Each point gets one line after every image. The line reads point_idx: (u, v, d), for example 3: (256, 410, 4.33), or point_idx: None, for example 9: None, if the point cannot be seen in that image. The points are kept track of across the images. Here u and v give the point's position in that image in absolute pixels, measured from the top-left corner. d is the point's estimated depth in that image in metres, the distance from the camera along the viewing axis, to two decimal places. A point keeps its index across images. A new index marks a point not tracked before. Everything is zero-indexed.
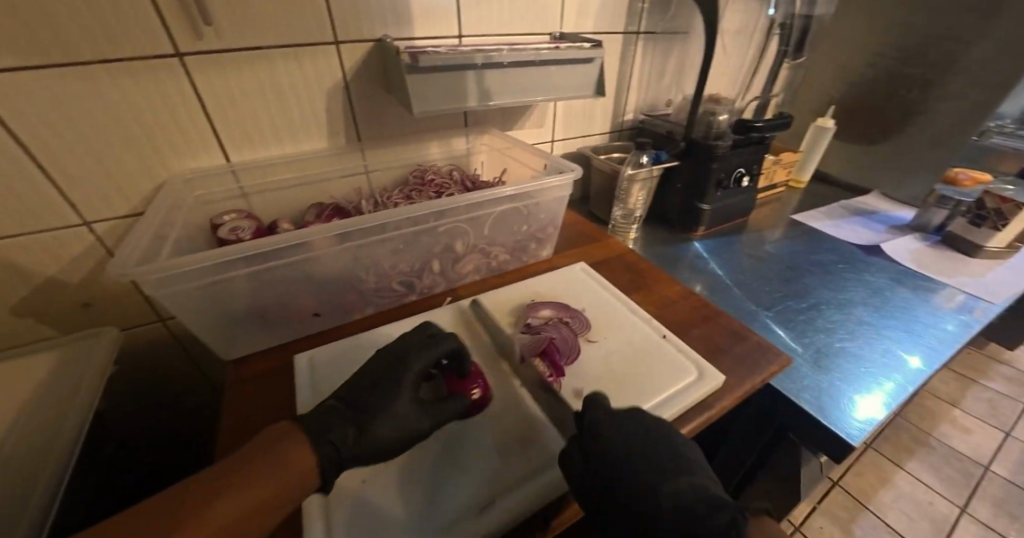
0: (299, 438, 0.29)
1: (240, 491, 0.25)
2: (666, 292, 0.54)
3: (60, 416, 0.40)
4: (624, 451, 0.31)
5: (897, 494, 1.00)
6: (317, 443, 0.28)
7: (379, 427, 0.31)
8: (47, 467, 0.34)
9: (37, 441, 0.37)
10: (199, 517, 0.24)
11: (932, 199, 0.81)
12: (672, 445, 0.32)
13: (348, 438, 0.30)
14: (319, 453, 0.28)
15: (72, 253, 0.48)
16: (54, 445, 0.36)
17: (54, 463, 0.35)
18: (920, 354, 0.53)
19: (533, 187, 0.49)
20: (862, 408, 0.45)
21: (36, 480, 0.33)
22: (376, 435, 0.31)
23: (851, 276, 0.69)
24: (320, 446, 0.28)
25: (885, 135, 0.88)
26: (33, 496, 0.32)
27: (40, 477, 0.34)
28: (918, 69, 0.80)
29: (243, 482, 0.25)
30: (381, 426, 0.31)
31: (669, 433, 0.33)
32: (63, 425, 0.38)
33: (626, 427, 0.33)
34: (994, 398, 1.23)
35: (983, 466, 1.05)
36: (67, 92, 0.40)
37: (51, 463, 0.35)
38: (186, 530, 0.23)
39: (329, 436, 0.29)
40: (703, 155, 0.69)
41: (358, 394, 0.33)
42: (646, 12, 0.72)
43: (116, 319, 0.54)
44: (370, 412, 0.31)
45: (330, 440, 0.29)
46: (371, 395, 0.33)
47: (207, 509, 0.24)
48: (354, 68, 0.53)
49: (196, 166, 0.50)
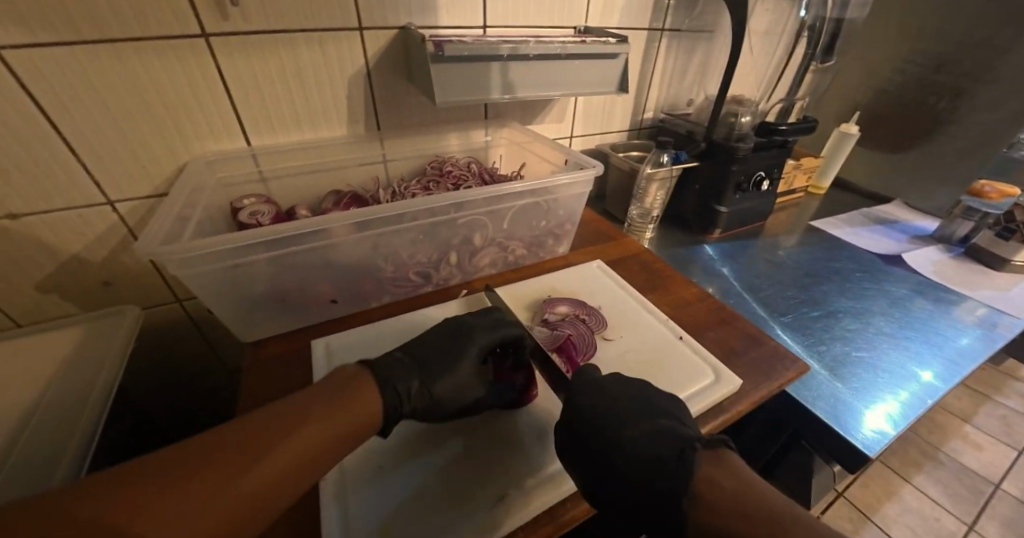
0: (370, 382, 0.31)
1: (310, 427, 0.25)
2: (682, 293, 0.53)
3: (85, 389, 0.41)
4: (605, 432, 0.31)
5: (903, 508, 0.99)
6: (385, 388, 0.31)
7: (440, 387, 0.35)
8: (73, 439, 0.35)
9: (64, 413, 0.38)
10: (287, 439, 0.24)
11: (958, 209, 0.78)
12: (645, 403, 0.34)
13: (411, 390, 0.33)
14: (385, 399, 0.30)
15: (96, 232, 0.48)
16: (81, 417, 0.37)
17: (80, 435, 0.36)
18: (940, 369, 0.51)
19: (554, 182, 0.49)
20: (879, 418, 0.44)
21: (63, 450, 0.34)
22: (433, 391, 0.34)
23: (870, 285, 0.68)
24: (388, 391, 0.31)
25: (911, 143, 0.86)
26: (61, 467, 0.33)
27: (67, 447, 0.35)
28: (950, 76, 0.78)
29: (313, 419, 0.26)
30: (441, 386, 0.34)
31: (640, 393, 0.35)
32: (89, 399, 0.39)
33: (612, 407, 0.33)
34: (1009, 416, 1.20)
35: (994, 484, 1.03)
36: (98, 71, 0.40)
37: (77, 434, 0.36)
38: (277, 449, 0.23)
39: (395, 382, 0.32)
40: (723, 157, 0.68)
41: (425, 355, 0.36)
42: (672, 9, 0.71)
43: (136, 297, 0.55)
44: (433, 372, 0.35)
45: (395, 385, 0.31)
46: (435, 359, 0.36)
47: (294, 433, 0.25)
48: (378, 55, 0.53)
49: (219, 150, 0.50)
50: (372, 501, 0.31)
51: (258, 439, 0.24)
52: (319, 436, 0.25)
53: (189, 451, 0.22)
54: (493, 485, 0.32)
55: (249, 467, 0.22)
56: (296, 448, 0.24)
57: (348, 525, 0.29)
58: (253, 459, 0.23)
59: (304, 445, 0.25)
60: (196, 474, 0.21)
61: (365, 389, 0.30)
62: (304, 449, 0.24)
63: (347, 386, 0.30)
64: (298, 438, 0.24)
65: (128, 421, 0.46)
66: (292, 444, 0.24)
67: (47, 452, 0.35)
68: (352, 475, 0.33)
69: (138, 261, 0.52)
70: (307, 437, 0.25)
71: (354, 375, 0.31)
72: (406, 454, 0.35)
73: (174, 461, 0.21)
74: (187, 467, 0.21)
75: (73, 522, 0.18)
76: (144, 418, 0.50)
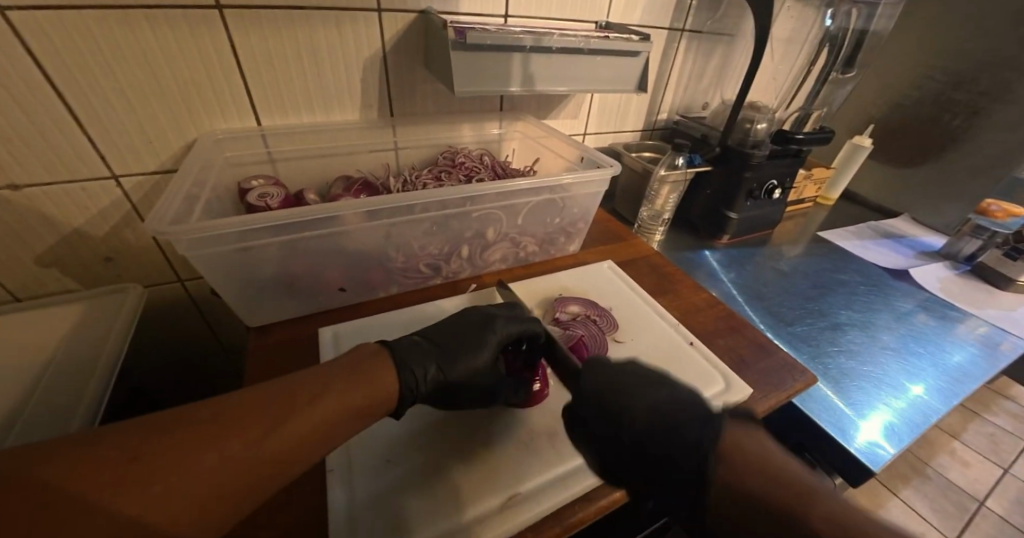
0: (389, 362, 0.31)
1: (327, 402, 0.26)
2: (691, 299, 0.53)
3: (90, 362, 0.40)
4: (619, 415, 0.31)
5: (888, 521, 1.00)
6: (402, 371, 0.31)
7: (456, 375, 0.34)
8: (79, 410, 0.35)
9: (69, 384, 0.38)
10: (309, 408, 0.25)
11: (967, 227, 0.78)
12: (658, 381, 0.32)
13: (428, 377, 0.33)
14: (402, 382, 0.31)
15: (100, 206, 0.47)
16: (86, 389, 0.37)
17: (87, 404, 0.36)
18: (942, 386, 0.51)
19: (570, 180, 0.48)
20: (880, 433, 0.44)
21: (70, 421, 0.35)
22: (449, 380, 0.34)
23: (876, 299, 0.67)
24: (405, 374, 0.31)
25: (923, 158, 0.86)
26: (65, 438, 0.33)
27: (74, 418, 0.35)
28: (968, 93, 0.78)
29: (330, 395, 0.26)
30: (458, 374, 0.34)
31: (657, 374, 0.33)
32: (94, 371, 0.39)
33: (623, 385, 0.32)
34: (996, 434, 1.21)
35: (978, 501, 1.04)
36: (107, 39, 0.39)
37: (83, 405, 0.36)
38: (297, 418, 0.25)
39: (412, 365, 0.32)
40: (738, 163, 0.67)
41: (440, 343, 0.36)
42: (694, 9, 0.69)
43: (137, 275, 0.54)
44: (450, 358, 0.35)
45: (412, 369, 0.32)
46: (454, 345, 0.36)
47: (317, 403, 0.26)
48: (395, 38, 0.52)
49: (228, 128, 0.49)
50: (378, 492, 0.31)
51: (278, 408, 0.25)
52: (333, 412, 0.26)
53: (214, 412, 0.24)
54: (500, 485, 0.32)
55: (267, 435, 0.24)
56: (312, 421, 0.25)
57: (354, 515, 0.29)
58: (270, 428, 0.24)
59: (319, 419, 0.25)
60: (219, 435, 0.23)
61: (384, 370, 0.30)
62: (318, 423, 0.25)
63: (369, 364, 0.30)
64: (314, 412, 0.25)
65: (131, 399, 0.45)
66: (312, 414, 0.25)
67: (54, 422, 0.35)
68: (358, 463, 0.33)
69: (141, 239, 0.51)
70: (323, 412, 0.26)
71: (375, 354, 0.31)
72: (412, 446, 0.34)
73: (200, 420, 0.23)
74: (211, 427, 0.23)
75: (110, 466, 0.20)
76: (145, 397, 0.50)
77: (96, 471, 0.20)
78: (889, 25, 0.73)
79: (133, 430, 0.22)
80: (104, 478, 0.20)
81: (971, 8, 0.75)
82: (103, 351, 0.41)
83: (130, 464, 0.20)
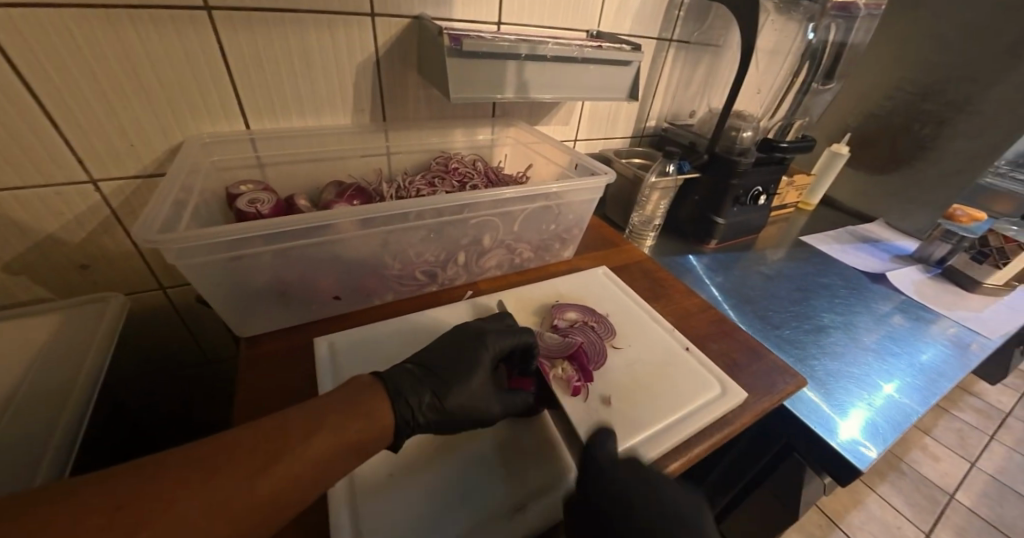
0: (383, 394, 0.31)
1: (320, 438, 0.26)
2: (683, 304, 0.54)
3: (74, 366, 0.39)
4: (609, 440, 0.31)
5: (867, 516, 1.03)
6: (396, 400, 0.31)
7: (452, 397, 0.34)
8: (64, 415, 0.34)
9: (51, 390, 0.37)
10: (302, 446, 0.25)
11: (937, 232, 0.82)
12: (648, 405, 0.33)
13: (423, 404, 0.32)
14: (397, 413, 0.30)
15: (77, 211, 0.45)
16: (70, 394, 0.36)
17: (70, 410, 0.35)
18: (920, 384, 0.53)
19: (565, 187, 0.48)
20: (864, 432, 0.45)
21: (54, 426, 0.33)
22: (446, 400, 0.33)
23: (856, 302, 0.70)
24: (400, 404, 0.30)
25: (896, 166, 0.90)
26: (49, 442, 0.32)
27: (57, 424, 0.34)
28: (936, 105, 0.82)
29: (324, 430, 0.26)
30: (454, 393, 0.34)
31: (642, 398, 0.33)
32: (76, 377, 0.38)
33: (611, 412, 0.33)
34: (964, 429, 1.27)
35: (949, 494, 1.09)
36: (88, 39, 0.37)
37: (67, 411, 0.35)
38: (289, 456, 0.25)
39: (406, 395, 0.31)
40: (724, 170, 0.69)
41: (432, 366, 0.36)
42: (682, 20, 0.71)
43: (117, 282, 0.51)
44: (446, 381, 0.34)
45: (406, 398, 0.31)
46: (449, 368, 0.36)
47: (310, 441, 0.26)
48: (388, 43, 0.51)
49: (214, 132, 0.48)
50: (383, 511, 0.30)
51: (271, 446, 0.25)
52: (327, 447, 0.26)
53: (208, 450, 0.24)
54: (506, 498, 0.32)
55: (261, 472, 0.24)
56: (304, 459, 0.25)
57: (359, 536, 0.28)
58: (264, 466, 0.24)
59: (313, 455, 0.25)
60: (212, 474, 0.23)
61: (377, 401, 0.30)
62: (312, 460, 0.25)
63: (361, 399, 0.30)
64: (307, 449, 0.25)
65: (113, 413, 0.43)
66: (306, 451, 0.25)
67: (36, 428, 0.33)
68: (361, 483, 0.32)
69: (120, 245, 0.49)
70: (317, 447, 0.26)
71: (369, 388, 0.31)
72: (417, 462, 0.34)
73: (193, 460, 0.23)
74: (204, 468, 0.23)
75: (102, 511, 0.20)
76: (129, 411, 0.48)
77: (87, 516, 0.20)
78: (864, 39, 0.76)
79: (127, 473, 0.22)
80: (94, 524, 0.20)
81: (940, 24, 0.79)
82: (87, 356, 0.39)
83: (124, 508, 0.21)
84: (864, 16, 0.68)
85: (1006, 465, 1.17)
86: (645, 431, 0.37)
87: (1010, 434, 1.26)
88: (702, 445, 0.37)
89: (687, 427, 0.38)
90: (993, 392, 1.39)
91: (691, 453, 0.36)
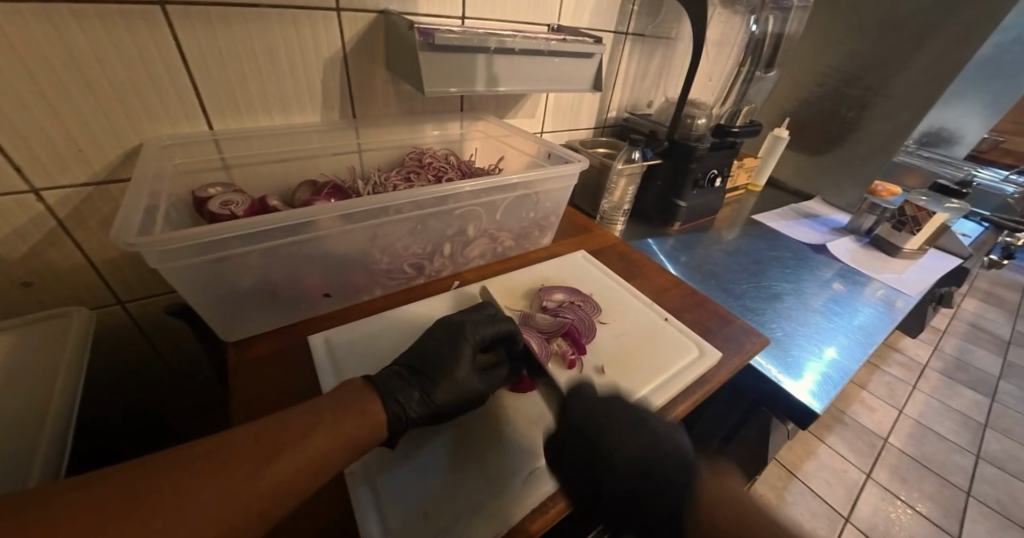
0: (374, 396, 0.31)
1: (320, 435, 0.26)
2: (656, 280, 0.57)
3: (44, 379, 0.36)
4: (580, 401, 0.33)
5: (819, 465, 1.15)
6: (388, 401, 0.31)
7: (443, 392, 0.34)
8: (47, 423, 0.33)
9: (20, 408, 0.34)
10: (300, 443, 0.26)
11: (865, 206, 0.91)
12: None
13: (414, 400, 0.33)
14: (389, 412, 0.31)
15: (15, 223, 0.41)
16: (46, 406, 0.34)
17: (52, 422, 0.33)
18: (858, 337, 0.61)
19: (541, 176, 0.50)
20: (812, 381, 0.51)
21: (35, 442, 0.32)
22: (438, 396, 0.34)
23: (802, 271, 0.78)
24: (392, 404, 0.31)
25: (828, 147, 0.99)
26: (34, 457, 0.30)
27: (38, 438, 0.32)
28: (859, 91, 0.91)
29: (323, 427, 0.27)
30: (445, 388, 0.35)
31: None
32: (48, 392, 0.35)
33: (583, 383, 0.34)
34: (892, 381, 1.43)
35: (883, 438, 1.24)
36: (23, 35, 0.34)
37: (45, 426, 0.33)
38: (290, 452, 0.25)
39: (398, 395, 0.32)
40: (683, 156, 0.75)
41: (419, 364, 0.36)
42: (636, 14, 0.75)
43: (66, 299, 0.47)
44: (434, 378, 0.35)
45: (398, 397, 0.32)
46: (436, 362, 0.36)
47: (307, 438, 0.26)
48: (355, 38, 0.51)
49: (174, 134, 0.45)
50: (406, 491, 0.31)
51: (270, 443, 0.25)
52: (328, 443, 0.26)
53: (201, 451, 0.24)
54: (522, 462, 0.34)
55: (263, 466, 0.24)
56: (303, 454, 0.25)
57: (385, 512, 0.29)
58: (265, 461, 0.24)
59: (313, 449, 0.26)
60: (214, 471, 0.23)
61: (369, 400, 0.30)
62: (311, 457, 0.25)
63: (354, 398, 0.30)
64: (307, 444, 0.26)
65: (87, 437, 0.41)
66: (306, 447, 0.26)
67: (8, 447, 0.31)
68: (375, 464, 0.33)
69: (68, 257, 0.45)
70: (316, 444, 0.26)
71: (362, 389, 0.31)
72: (425, 443, 0.35)
73: (195, 455, 0.24)
74: (204, 466, 0.23)
75: (107, 506, 0.20)
76: (100, 435, 0.45)
77: (95, 512, 0.20)
78: (797, 29, 0.84)
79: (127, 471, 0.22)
80: (106, 516, 0.20)
81: (858, 18, 0.88)
82: (61, 366, 0.37)
83: (127, 502, 0.21)
84: (797, 9, 0.74)
85: (925, 409, 1.34)
86: (632, 397, 0.40)
87: (927, 382, 1.44)
88: (685, 402, 0.40)
89: (671, 387, 0.41)
90: (912, 346, 1.59)
91: (678, 411, 0.39)
